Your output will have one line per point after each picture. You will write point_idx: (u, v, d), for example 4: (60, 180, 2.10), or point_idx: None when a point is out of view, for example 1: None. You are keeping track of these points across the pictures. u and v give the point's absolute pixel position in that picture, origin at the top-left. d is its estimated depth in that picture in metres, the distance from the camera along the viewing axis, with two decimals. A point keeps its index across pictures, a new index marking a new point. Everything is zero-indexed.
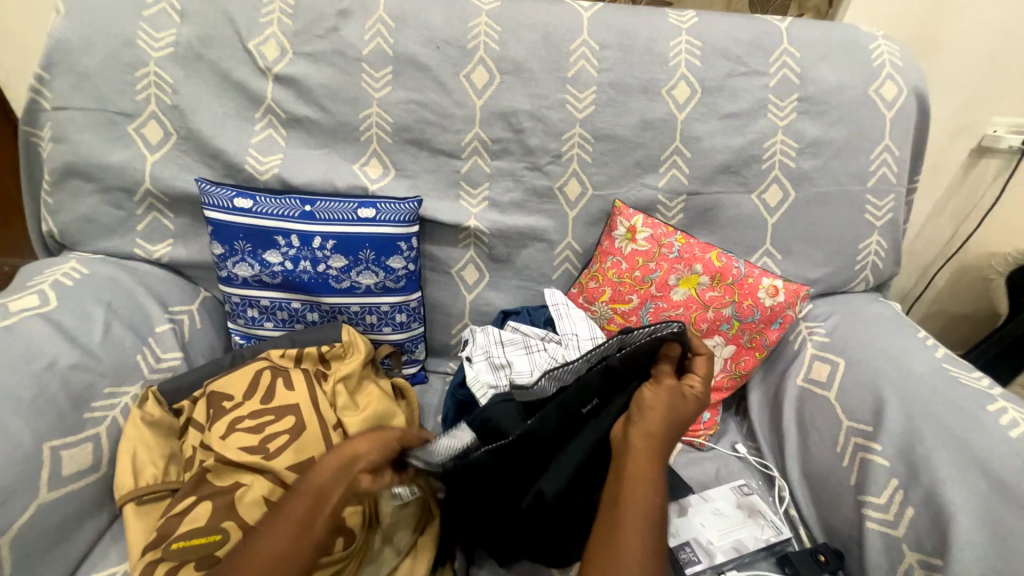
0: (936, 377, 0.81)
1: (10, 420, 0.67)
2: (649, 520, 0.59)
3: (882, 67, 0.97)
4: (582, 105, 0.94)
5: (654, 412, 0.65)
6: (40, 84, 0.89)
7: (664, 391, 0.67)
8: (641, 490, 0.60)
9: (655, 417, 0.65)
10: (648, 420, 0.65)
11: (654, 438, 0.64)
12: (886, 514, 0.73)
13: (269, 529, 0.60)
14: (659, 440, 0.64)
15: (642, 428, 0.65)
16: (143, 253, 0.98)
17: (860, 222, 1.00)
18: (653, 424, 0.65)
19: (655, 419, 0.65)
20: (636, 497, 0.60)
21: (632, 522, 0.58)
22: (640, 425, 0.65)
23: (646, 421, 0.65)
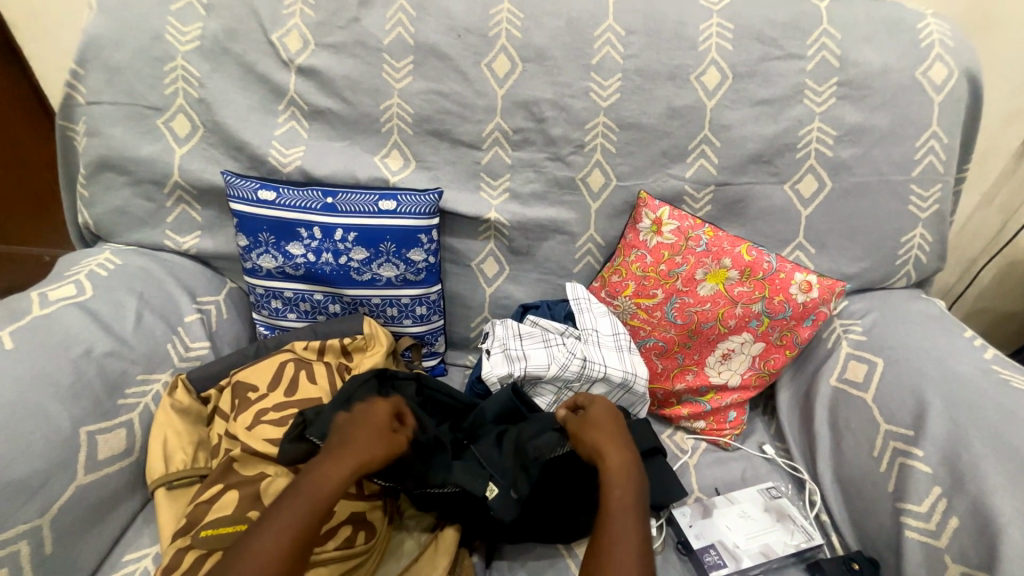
0: (985, 379, 0.76)
1: (50, 404, 0.69)
2: (634, 510, 0.64)
3: (931, 48, 0.91)
4: (607, 93, 0.91)
5: (603, 432, 0.72)
6: (75, 79, 0.92)
7: (607, 415, 0.75)
8: (619, 492, 0.65)
9: (608, 435, 0.72)
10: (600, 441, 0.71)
11: (619, 449, 0.70)
12: (927, 523, 0.69)
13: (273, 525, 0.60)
14: (622, 453, 0.69)
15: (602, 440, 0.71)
16: (172, 245, 1.00)
17: (902, 214, 0.95)
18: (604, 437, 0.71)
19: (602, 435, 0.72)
20: (616, 498, 0.64)
21: (619, 517, 0.63)
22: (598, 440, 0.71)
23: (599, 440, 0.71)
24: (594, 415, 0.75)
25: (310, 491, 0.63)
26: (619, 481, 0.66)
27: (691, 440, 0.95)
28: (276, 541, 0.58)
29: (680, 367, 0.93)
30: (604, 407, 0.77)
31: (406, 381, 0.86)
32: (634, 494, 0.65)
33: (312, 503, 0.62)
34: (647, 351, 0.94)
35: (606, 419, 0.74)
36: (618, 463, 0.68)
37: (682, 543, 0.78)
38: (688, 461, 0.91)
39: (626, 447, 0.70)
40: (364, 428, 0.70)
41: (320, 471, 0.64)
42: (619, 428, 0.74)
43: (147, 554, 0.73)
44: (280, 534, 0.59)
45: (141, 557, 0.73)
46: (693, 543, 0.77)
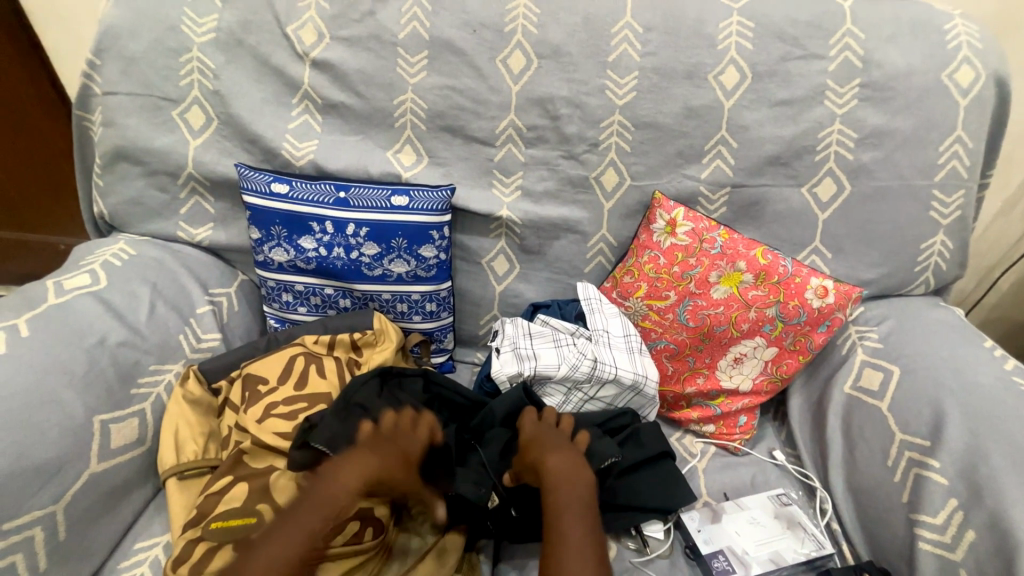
0: (1006, 390, 0.75)
1: (64, 393, 0.70)
2: (579, 508, 0.68)
3: (958, 49, 0.88)
4: (623, 91, 0.90)
5: (545, 440, 0.76)
6: (92, 69, 0.92)
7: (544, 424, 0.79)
8: (563, 492, 0.69)
9: (550, 441, 0.76)
10: (540, 446, 0.75)
11: (561, 451, 0.74)
12: (942, 535, 0.68)
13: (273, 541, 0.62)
14: (563, 456, 0.73)
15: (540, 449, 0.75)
16: (185, 236, 1.01)
17: (923, 220, 0.93)
18: (545, 445, 0.75)
19: (541, 444, 0.76)
20: (561, 498, 0.69)
21: (567, 518, 0.67)
22: (539, 448, 0.75)
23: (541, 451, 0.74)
24: (533, 425, 0.79)
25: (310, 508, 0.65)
26: (561, 480, 0.70)
27: (700, 444, 0.94)
28: (284, 544, 0.61)
29: (691, 370, 0.92)
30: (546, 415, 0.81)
31: (414, 377, 0.86)
32: (581, 493, 0.69)
33: (325, 513, 0.64)
34: (658, 353, 0.93)
35: (547, 428, 0.79)
36: (559, 465, 0.72)
37: (690, 547, 0.78)
38: (697, 465, 0.91)
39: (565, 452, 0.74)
40: (387, 440, 0.72)
41: (337, 481, 0.67)
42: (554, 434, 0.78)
43: (158, 543, 0.74)
44: (287, 540, 0.62)
45: (152, 545, 0.73)
46: (702, 548, 0.76)
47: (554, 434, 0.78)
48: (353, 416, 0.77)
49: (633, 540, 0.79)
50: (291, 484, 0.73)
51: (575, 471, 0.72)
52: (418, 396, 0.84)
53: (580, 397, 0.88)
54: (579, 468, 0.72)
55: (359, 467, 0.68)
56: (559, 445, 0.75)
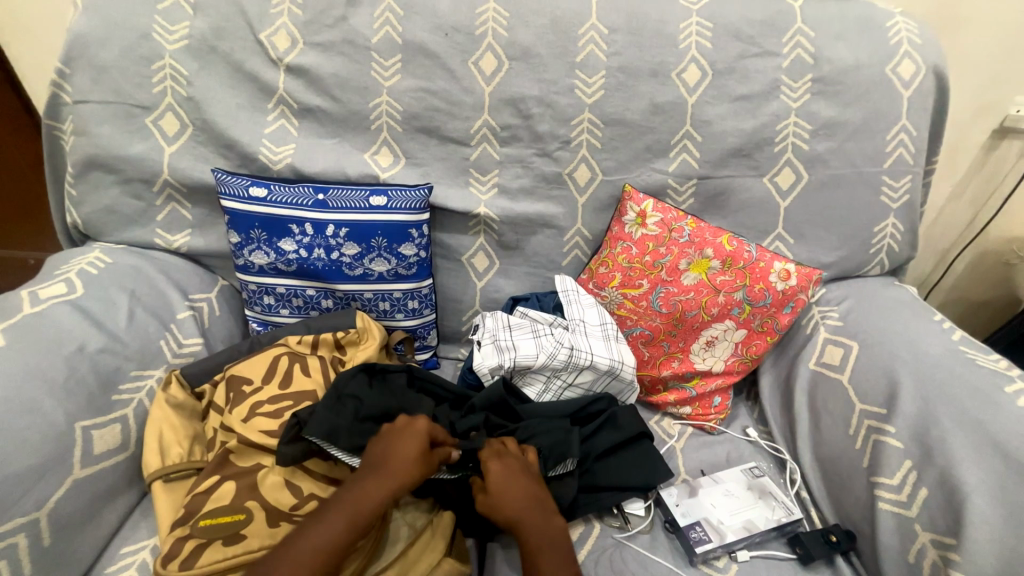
0: (952, 358, 0.80)
1: (44, 400, 0.70)
2: (551, 545, 0.69)
3: (899, 45, 0.95)
4: (592, 90, 0.94)
5: (507, 491, 0.70)
6: (61, 78, 0.92)
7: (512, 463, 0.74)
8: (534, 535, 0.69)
9: (515, 482, 0.72)
10: (500, 491, 0.70)
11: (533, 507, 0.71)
12: (899, 495, 0.73)
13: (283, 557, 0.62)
14: (526, 498, 0.71)
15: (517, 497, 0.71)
16: (163, 243, 1.01)
17: (875, 204, 0.99)
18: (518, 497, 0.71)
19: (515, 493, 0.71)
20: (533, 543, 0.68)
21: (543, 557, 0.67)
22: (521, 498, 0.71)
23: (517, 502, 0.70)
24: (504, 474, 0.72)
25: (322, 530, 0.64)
26: (531, 525, 0.69)
27: (678, 425, 0.98)
28: (308, 549, 0.62)
29: (666, 354, 0.96)
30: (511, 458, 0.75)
31: (397, 373, 0.87)
32: (549, 530, 0.70)
33: (345, 521, 0.65)
34: (634, 340, 0.96)
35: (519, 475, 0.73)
36: (526, 511, 0.70)
37: (669, 521, 0.81)
38: (675, 445, 0.95)
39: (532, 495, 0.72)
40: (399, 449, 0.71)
41: (359, 494, 0.67)
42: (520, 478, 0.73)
43: (145, 546, 0.74)
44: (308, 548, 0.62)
45: (138, 549, 0.74)
46: (680, 521, 0.79)
47: (518, 479, 0.72)
48: (345, 409, 0.78)
49: (615, 517, 0.82)
50: (279, 481, 0.74)
51: (538, 513, 0.71)
52: (402, 390, 0.85)
53: (563, 384, 0.91)
54: (545, 507, 0.72)
55: (383, 479, 0.68)
56: (522, 490, 0.71)
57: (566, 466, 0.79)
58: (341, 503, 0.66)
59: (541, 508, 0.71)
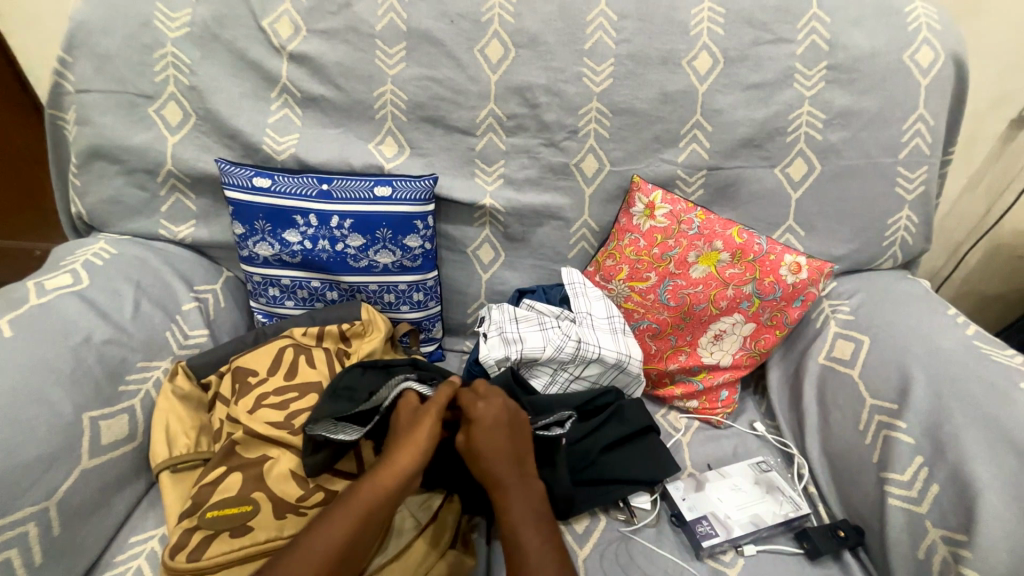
0: (966, 353, 0.79)
1: (51, 391, 0.70)
2: (531, 518, 0.68)
3: (918, 31, 0.92)
4: (600, 78, 0.92)
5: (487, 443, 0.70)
6: (63, 67, 0.91)
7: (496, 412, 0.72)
8: (514, 508, 0.68)
9: (491, 436, 0.70)
10: (476, 441, 0.70)
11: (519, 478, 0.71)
12: (909, 491, 0.72)
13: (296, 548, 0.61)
14: (506, 454, 0.70)
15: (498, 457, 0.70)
16: (167, 234, 1.00)
17: (889, 196, 0.97)
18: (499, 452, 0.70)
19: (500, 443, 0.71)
20: (514, 516, 0.67)
21: (523, 533, 0.66)
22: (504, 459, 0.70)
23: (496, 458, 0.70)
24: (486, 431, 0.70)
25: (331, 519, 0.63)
26: (512, 490, 0.69)
27: (685, 419, 0.98)
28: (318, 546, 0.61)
29: (673, 348, 0.95)
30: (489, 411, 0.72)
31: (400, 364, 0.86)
32: (529, 503, 0.69)
33: (354, 512, 0.64)
34: (640, 333, 0.95)
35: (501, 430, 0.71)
36: (503, 469, 0.70)
37: (675, 515, 0.81)
38: (682, 439, 0.94)
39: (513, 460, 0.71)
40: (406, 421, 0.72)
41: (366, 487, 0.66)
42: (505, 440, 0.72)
43: (154, 535, 0.75)
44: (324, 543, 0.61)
45: (147, 538, 0.74)
46: (686, 515, 0.79)
47: (498, 432, 0.71)
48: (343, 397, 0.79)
49: (621, 511, 0.82)
50: (284, 472, 0.74)
51: (519, 477, 0.70)
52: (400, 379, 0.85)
53: (569, 376, 0.90)
54: (525, 472, 0.72)
55: (373, 486, 0.66)
56: (503, 446, 0.71)
57: (562, 424, 0.80)
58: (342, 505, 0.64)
59: (522, 474, 0.71)
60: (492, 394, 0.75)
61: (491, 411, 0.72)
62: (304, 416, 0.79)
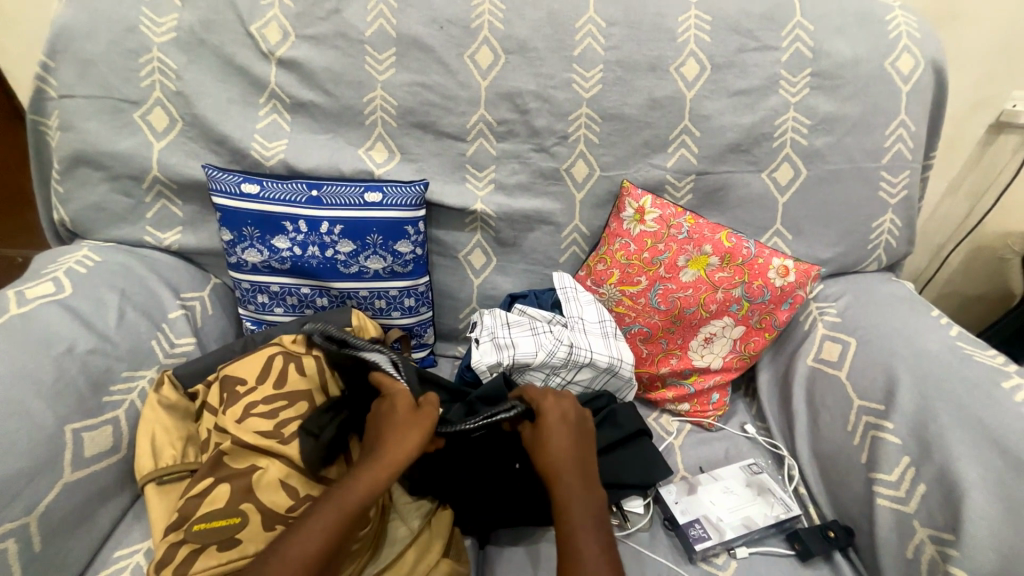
0: (950, 354, 0.80)
1: (32, 403, 0.68)
2: (591, 521, 0.65)
3: (899, 39, 0.94)
4: (589, 84, 0.92)
5: (555, 439, 0.70)
6: (45, 72, 0.89)
7: (562, 408, 0.73)
8: (574, 509, 0.65)
9: (560, 432, 0.70)
10: (545, 435, 0.70)
11: (579, 474, 0.68)
12: (897, 491, 0.73)
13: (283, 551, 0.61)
14: (572, 455, 0.69)
15: (563, 453, 0.69)
16: (153, 241, 0.99)
17: (874, 200, 0.98)
18: (563, 449, 0.69)
19: (564, 441, 0.70)
20: (572, 517, 0.65)
21: (582, 536, 0.63)
22: (565, 455, 0.69)
23: (558, 454, 0.69)
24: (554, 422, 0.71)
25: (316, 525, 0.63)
26: (572, 488, 0.67)
27: (676, 422, 0.98)
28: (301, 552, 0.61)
29: (664, 351, 0.96)
30: (560, 409, 0.73)
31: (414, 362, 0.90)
32: (591, 508, 0.66)
33: (337, 518, 0.63)
34: (632, 337, 0.96)
35: (566, 429, 0.71)
36: (564, 466, 0.68)
37: (668, 518, 0.81)
38: (674, 442, 0.95)
39: (578, 454, 0.70)
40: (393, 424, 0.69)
41: (363, 484, 0.65)
42: (568, 437, 0.71)
43: (139, 549, 0.73)
44: (315, 540, 0.62)
45: (132, 553, 0.72)
46: (679, 519, 0.79)
47: (565, 429, 0.71)
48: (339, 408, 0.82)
49: (615, 516, 0.82)
50: (274, 483, 0.73)
51: (581, 479, 0.68)
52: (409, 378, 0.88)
53: (561, 381, 0.90)
54: (587, 479, 0.69)
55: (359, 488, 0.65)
56: (565, 444, 0.70)
57: None
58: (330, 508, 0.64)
59: (586, 477, 0.69)
60: (560, 395, 0.75)
61: (561, 409, 0.73)
62: (293, 424, 0.77)
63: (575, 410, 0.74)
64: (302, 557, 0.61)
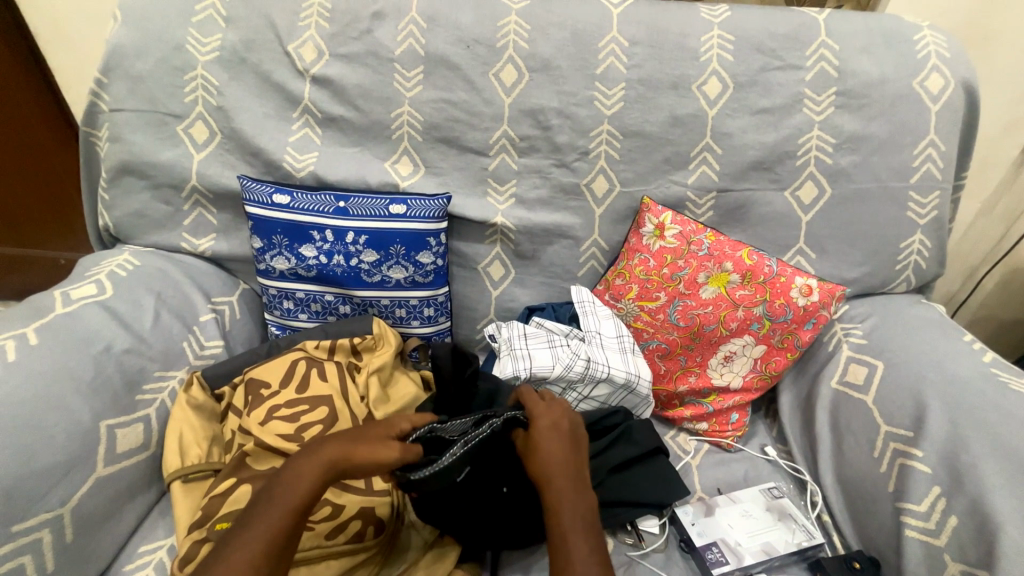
0: (983, 381, 0.77)
1: (72, 399, 0.72)
2: (582, 526, 0.62)
3: (927, 58, 0.93)
4: (611, 102, 0.94)
5: (548, 446, 0.68)
6: (99, 88, 0.96)
7: (555, 411, 0.73)
8: (565, 511, 0.63)
9: (552, 437, 0.70)
10: (537, 441, 0.69)
11: (569, 479, 0.66)
12: (927, 523, 0.70)
13: (238, 543, 0.58)
14: (565, 460, 0.68)
15: (555, 457, 0.67)
16: (188, 247, 1.03)
17: (902, 220, 0.96)
18: (554, 453, 0.68)
19: (556, 447, 0.69)
20: (564, 519, 0.63)
21: (572, 539, 0.61)
22: (558, 458, 0.67)
23: (549, 459, 0.67)
24: (545, 425, 0.71)
25: (271, 516, 0.60)
26: (564, 492, 0.65)
27: (694, 441, 0.96)
28: (253, 545, 0.58)
29: (682, 369, 0.95)
30: (550, 413, 0.72)
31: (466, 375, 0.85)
32: (583, 509, 0.64)
33: (292, 508, 0.61)
34: (650, 353, 0.95)
35: (557, 436, 0.70)
36: (557, 470, 0.66)
37: (684, 540, 0.80)
38: (691, 462, 0.93)
39: (569, 458, 0.68)
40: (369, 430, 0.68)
41: (306, 473, 0.63)
42: (560, 443, 0.69)
43: (163, 545, 0.75)
44: (267, 531, 0.59)
45: (156, 548, 0.75)
46: (696, 541, 0.78)
47: (559, 436, 0.70)
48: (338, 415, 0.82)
49: (629, 534, 0.81)
50: None
51: (574, 483, 0.66)
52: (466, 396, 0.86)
53: (577, 396, 0.90)
54: (580, 482, 0.67)
55: (308, 476, 0.63)
56: (559, 449, 0.69)
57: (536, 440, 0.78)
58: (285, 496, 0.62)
59: (578, 480, 0.67)
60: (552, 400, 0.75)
61: (553, 416, 0.72)
62: (314, 428, 0.79)
63: (564, 418, 0.73)
64: (254, 553, 0.57)
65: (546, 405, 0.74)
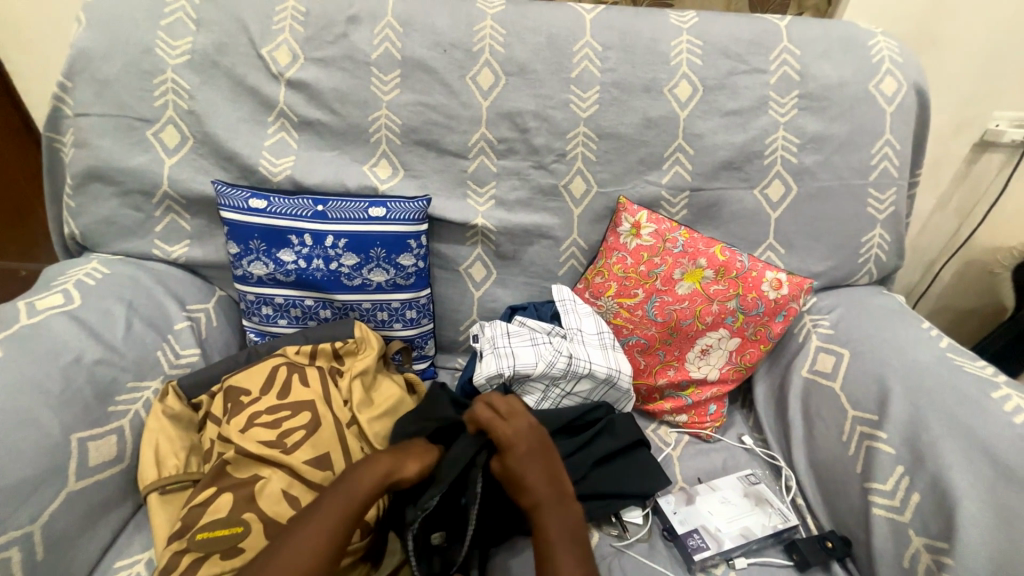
0: (941, 365, 0.82)
1: (40, 412, 0.69)
2: (568, 540, 0.66)
3: (881, 63, 0.99)
4: (586, 105, 0.96)
5: (529, 469, 0.71)
6: (63, 92, 0.93)
7: (527, 431, 0.74)
8: (551, 527, 0.67)
9: (530, 459, 0.72)
10: (515, 463, 0.71)
11: (551, 498, 0.70)
12: (892, 500, 0.74)
13: None
14: (543, 478, 0.71)
15: (535, 480, 0.70)
16: (161, 254, 1.01)
17: (862, 215, 1.02)
18: (533, 475, 0.71)
19: (533, 469, 0.71)
20: (550, 534, 0.67)
21: (559, 553, 0.65)
22: (539, 482, 0.70)
23: (530, 481, 0.70)
24: (518, 454, 0.72)
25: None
26: (547, 511, 0.69)
27: (674, 434, 0.99)
28: None
29: (661, 363, 0.97)
30: (523, 435, 0.74)
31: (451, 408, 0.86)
32: (566, 521, 0.68)
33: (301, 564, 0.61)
34: (630, 349, 0.98)
35: (534, 461, 0.72)
36: (540, 490, 0.70)
37: (667, 529, 0.82)
38: (672, 453, 0.95)
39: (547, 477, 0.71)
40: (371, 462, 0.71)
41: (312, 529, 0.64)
42: (539, 465, 0.72)
43: (140, 559, 0.73)
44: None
45: (133, 563, 0.72)
46: (678, 529, 0.80)
47: (534, 456, 0.73)
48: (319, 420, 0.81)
49: (614, 526, 0.83)
50: (277, 492, 0.74)
51: (556, 497, 0.70)
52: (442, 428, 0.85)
53: (560, 394, 0.92)
54: (563, 496, 0.71)
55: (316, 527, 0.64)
56: (538, 469, 0.71)
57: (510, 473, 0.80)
58: (292, 553, 0.62)
59: (559, 495, 0.71)
60: (517, 415, 0.76)
61: (524, 437, 0.74)
62: (297, 434, 0.78)
63: (533, 432, 0.75)
64: None
65: (514, 425, 0.75)
